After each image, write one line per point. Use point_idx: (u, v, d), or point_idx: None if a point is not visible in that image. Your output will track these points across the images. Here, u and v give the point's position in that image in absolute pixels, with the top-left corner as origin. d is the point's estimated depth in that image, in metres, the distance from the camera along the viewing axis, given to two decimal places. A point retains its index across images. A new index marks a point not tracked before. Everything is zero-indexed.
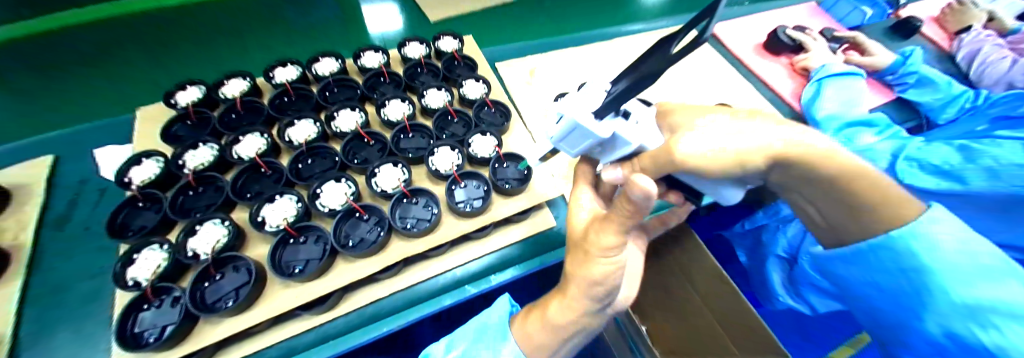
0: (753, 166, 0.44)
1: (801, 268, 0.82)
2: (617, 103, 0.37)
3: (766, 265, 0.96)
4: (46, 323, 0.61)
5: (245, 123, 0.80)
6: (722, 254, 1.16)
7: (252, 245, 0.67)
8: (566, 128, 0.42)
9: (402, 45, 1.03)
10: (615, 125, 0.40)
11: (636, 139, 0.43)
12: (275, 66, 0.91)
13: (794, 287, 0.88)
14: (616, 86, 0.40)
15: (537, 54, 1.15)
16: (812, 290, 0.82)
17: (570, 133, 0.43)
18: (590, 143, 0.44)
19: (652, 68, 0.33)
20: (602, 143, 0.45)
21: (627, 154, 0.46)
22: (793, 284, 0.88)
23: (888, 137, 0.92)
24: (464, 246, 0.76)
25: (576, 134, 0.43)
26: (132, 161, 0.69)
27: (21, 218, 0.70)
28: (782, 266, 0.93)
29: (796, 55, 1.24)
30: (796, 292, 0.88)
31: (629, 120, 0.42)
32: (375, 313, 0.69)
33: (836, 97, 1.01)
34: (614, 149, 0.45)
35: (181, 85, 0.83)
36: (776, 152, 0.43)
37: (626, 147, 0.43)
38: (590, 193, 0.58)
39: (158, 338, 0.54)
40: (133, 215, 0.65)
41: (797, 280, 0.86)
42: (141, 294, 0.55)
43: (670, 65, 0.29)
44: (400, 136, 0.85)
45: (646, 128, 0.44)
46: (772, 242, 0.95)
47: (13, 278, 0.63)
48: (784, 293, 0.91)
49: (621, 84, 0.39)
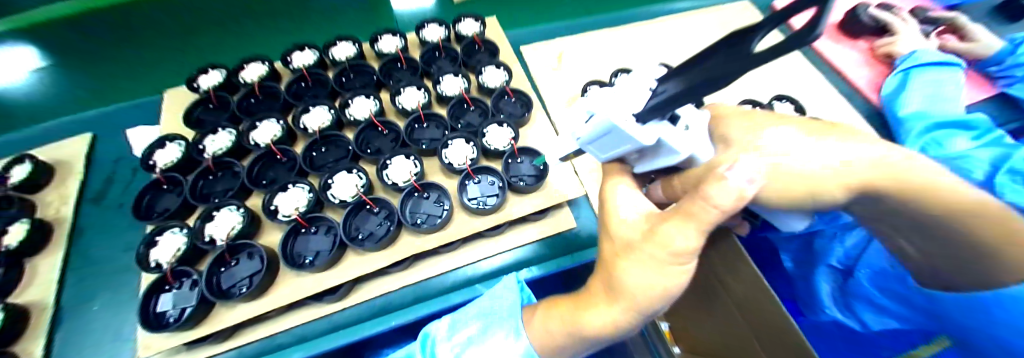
0: (830, 196, 0.34)
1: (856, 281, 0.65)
2: (667, 109, 0.30)
3: (808, 273, 0.74)
4: (84, 289, 0.72)
5: (263, 108, 0.82)
6: (758, 254, 0.86)
7: (266, 232, 0.68)
8: (598, 130, 0.36)
9: (420, 27, 0.98)
10: (661, 130, 0.34)
11: (686, 148, 0.36)
12: (293, 50, 0.90)
13: (846, 299, 0.68)
14: (664, 86, 0.34)
15: (567, 36, 1.05)
16: (867, 308, 0.66)
17: (602, 136, 0.37)
18: (629, 149, 0.37)
19: (717, 67, 0.25)
20: (642, 150, 0.39)
21: (672, 166, 0.40)
22: (843, 296, 0.69)
23: (989, 143, 0.67)
24: (477, 244, 0.72)
25: (611, 138, 0.36)
26: (156, 144, 0.74)
27: (62, 194, 0.81)
28: (833, 277, 0.71)
29: (878, 39, 1.04)
30: (847, 305, 0.68)
31: (677, 125, 0.35)
32: (384, 306, 0.67)
33: (926, 91, 0.83)
34: (656, 158, 0.39)
35: (203, 69, 0.85)
36: (865, 179, 0.33)
37: (673, 156, 0.36)
38: (631, 187, 0.44)
39: (178, 319, 0.58)
40: (157, 197, 0.70)
41: (850, 293, 0.68)
42: (162, 277, 0.59)
43: (748, 65, 0.21)
44: (415, 125, 0.82)
45: (698, 135, 0.37)
46: (822, 249, 0.73)
47: (57, 250, 0.74)
48: (833, 306, 0.70)
49: (671, 85, 0.32)
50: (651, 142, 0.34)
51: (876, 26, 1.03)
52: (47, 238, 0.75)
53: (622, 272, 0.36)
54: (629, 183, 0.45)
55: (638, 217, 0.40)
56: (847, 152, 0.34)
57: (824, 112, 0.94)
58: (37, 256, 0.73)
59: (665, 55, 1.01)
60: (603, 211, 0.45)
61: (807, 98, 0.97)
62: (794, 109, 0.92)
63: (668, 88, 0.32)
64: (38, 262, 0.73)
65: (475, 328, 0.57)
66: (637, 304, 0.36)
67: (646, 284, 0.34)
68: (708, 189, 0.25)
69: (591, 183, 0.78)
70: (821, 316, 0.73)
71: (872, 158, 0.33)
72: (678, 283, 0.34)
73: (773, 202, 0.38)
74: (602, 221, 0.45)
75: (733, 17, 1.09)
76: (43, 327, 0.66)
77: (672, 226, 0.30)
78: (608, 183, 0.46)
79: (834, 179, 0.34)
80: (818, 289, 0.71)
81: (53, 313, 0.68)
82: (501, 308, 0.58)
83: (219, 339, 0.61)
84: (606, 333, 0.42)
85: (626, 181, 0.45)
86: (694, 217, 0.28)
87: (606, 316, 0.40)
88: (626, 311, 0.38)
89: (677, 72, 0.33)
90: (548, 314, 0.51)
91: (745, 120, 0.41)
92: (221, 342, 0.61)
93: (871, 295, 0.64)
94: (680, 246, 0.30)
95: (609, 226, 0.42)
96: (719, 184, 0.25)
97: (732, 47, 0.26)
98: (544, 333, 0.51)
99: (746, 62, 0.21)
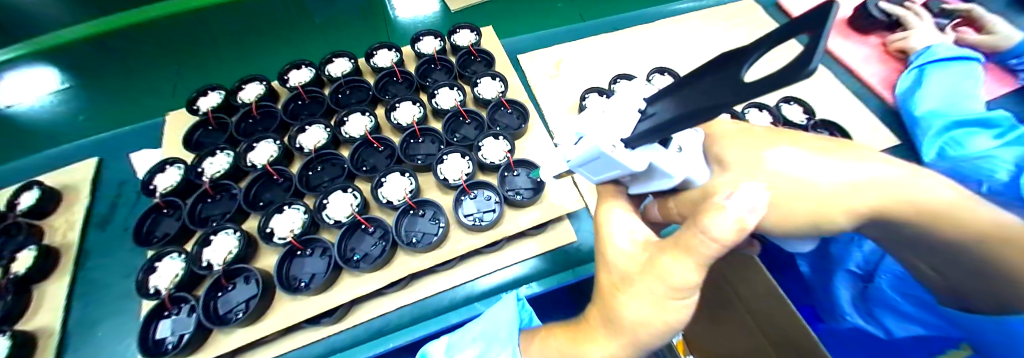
0: (831, 219, 0.33)
1: (876, 286, 0.64)
2: (656, 135, 0.30)
3: (826, 279, 0.71)
4: (97, 312, 0.75)
5: (261, 128, 0.83)
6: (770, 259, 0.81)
7: (263, 255, 0.68)
8: (587, 156, 0.37)
9: (415, 40, 0.97)
10: (650, 154, 0.33)
11: (681, 172, 0.35)
12: (290, 69, 0.90)
13: (867, 306, 0.65)
14: (654, 108, 0.33)
15: (565, 42, 1.03)
16: (889, 313, 0.63)
17: (592, 161, 0.37)
18: (619, 173, 0.38)
19: (709, 96, 0.24)
20: (635, 174, 0.38)
21: (668, 188, 0.39)
22: (864, 302, 0.66)
23: (1014, 141, 0.62)
24: (474, 261, 0.70)
25: (600, 163, 0.36)
26: (157, 168, 0.76)
27: (70, 219, 0.85)
28: (852, 282, 0.68)
29: (891, 34, 1.00)
30: (869, 312, 0.66)
31: (668, 148, 0.34)
32: (382, 327, 0.66)
33: (941, 90, 0.79)
34: (649, 182, 0.38)
35: (203, 91, 0.87)
36: (874, 203, 0.31)
37: (667, 180, 0.35)
38: (627, 211, 0.44)
39: (174, 345, 0.60)
40: (157, 221, 0.72)
41: (870, 299, 0.65)
42: (160, 303, 0.61)
43: (737, 98, 0.20)
44: (409, 140, 0.81)
45: (692, 157, 0.36)
46: (839, 254, 0.69)
47: (64, 275, 0.78)
48: (854, 313, 0.67)
49: (661, 107, 0.32)
50: (642, 168, 0.34)
51: (889, 20, 1.00)
52: (54, 263, 0.78)
53: (620, 304, 0.36)
54: (625, 206, 0.44)
55: (634, 246, 0.39)
56: (857, 169, 0.32)
57: (833, 113, 0.90)
58: (46, 282, 0.77)
59: (665, 58, 0.98)
60: (600, 238, 0.44)
61: (815, 98, 0.94)
62: (804, 111, 0.88)
63: (658, 110, 0.32)
64: (47, 287, 0.77)
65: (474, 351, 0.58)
66: (639, 338, 0.35)
67: (646, 317, 0.33)
68: (705, 220, 0.24)
69: (590, 194, 0.75)
70: (841, 324, 0.69)
71: (884, 176, 0.31)
72: (680, 316, 0.33)
73: (774, 222, 0.36)
74: (599, 249, 0.43)
75: (735, 17, 1.06)
76: (51, 351, 0.70)
77: (670, 258, 0.29)
78: (602, 206, 0.45)
79: (843, 200, 0.31)
80: (837, 296, 0.68)
81: (61, 337, 0.72)
82: (499, 331, 0.57)
83: None
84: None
85: (622, 204, 0.44)
86: (692, 249, 0.26)
87: (608, 350, 0.39)
88: (627, 343, 0.36)
89: (667, 92, 0.32)
90: (545, 345, 0.51)
91: (741, 136, 0.39)
92: None
93: (893, 301, 0.62)
94: (680, 279, 0.29)
95: (606, 256, 0.41)
96: (717, 214, 0.23)
97: (721, 70, 0.24)
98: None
99: (735, 93, 0.20)
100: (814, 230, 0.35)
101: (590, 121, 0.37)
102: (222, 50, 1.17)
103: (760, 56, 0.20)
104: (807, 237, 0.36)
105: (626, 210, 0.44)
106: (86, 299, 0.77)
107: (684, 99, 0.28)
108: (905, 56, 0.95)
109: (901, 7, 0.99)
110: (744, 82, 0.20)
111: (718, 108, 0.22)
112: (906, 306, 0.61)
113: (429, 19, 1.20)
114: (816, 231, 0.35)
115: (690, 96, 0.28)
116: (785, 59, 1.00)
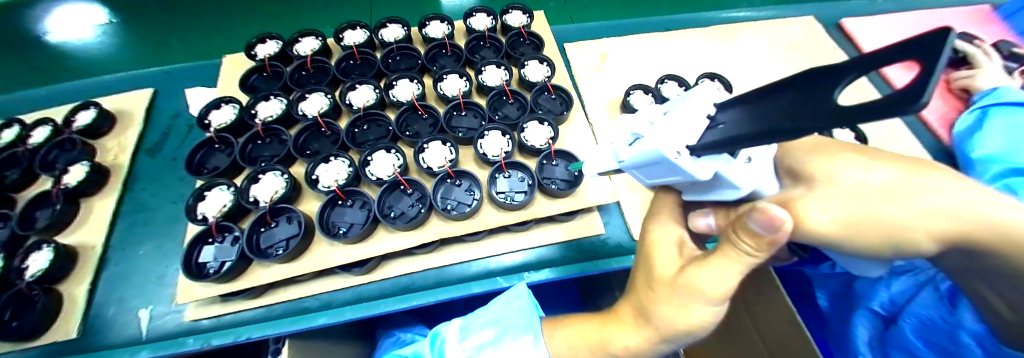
0: (906, 247, 0.32)
1: (898, 328, 0.63)
2: (723, 148, 0.30)
3: (845, 316, 0.70)
4: (139, 236, 0.80)
5: (313, 81, 0.86)
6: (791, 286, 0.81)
7: (305, 200, 0.71)
8: (646, 158, 0.36)
9: (469, 16, 0.98)
10: (718, 163, 0.33)
11: (750, 183, 0.35)
12: (345, 28, 0.93)
13: (884, 348, 0.64)
14: (721, 115, 0.33)
15: (615, 37, 1.03)
16: None
17: (650, 164, 0.37)
18: (678, 179, 0.38)
19: (798, 104, 0.24)
20: (695, 182, 0.38)
21: (730, 200, 0.38)
22: (881, 344, 0.64)
23: None
24: (501, 236, 0.72)
25: (659, 167, 0.36)
26: (213, 105, 0.80)
27: (122, 142, 0.90)
28: (872, 322, 0.66)
29: (956, 71, 0.97)
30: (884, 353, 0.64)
31: (737, 159, 0.34)
32: (408, 286, 0.68)
33: (1007, 132, 0.77)
34: (711, 191, 0.38)
35: (263, 38, 0.91)
36: (945, 230, 0.31)
37: (733, 191, 0.35)
38: (664, 223, 0.44)
39: (217, 270, 0.63)
40: (208, 155, 0.76)
41: (889, 342, 0.63)
42: (207, 229, 0.65)
43: (829, 117, 0.20)
44: (453, 112, 0.82)
45: (761, 168, 0.35)
46: (864, 291, 0.69)
47: (112, 192, 0.83)
48: (868, 353, 0.64)
49: (733, 115, 0.32)
50: (706, 177, 0.34)
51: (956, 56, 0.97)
52: (104, 181, 0.83)
53: (654, 303, 0.39)
54: (671, 218, 0.44)
55: (674, 252, 0.41)
56: (945, 195, 0.31)
57: (885, 144, 0.87)
58: (93, 197, 0.82)
59: (715, 66, 0.97)
60: (643, 239, 0.46)
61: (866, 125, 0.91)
62: (855, 137, 0.85)
63: (729, 119, 0.32)
64: (94, 201, 0.82)
65: (487, 335, 0.56)
66: (671, 330, 0.39)
67: (676, 316, 0.38)
68: (748, 226, 0.28)
69: (624, 190, 0.76)
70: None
71: (959, 204, 0.31)
72: (712, 315, 0.37)
73: (849, 244, 0.34)
74: (640, 247, 0.46)
75: (792, 34, 1.04)
76: (93, 264, 0.75)
77: (716, 264, 0.32)
78: (653, 221, 0.45)
79: (912, 224, 0.31)
80: (853, 334, 0.67)
81: (102, 252, 0.76)
82: (513, 319, 0.56)
83: (252, 295, 0.64)
84: (632, 353, 0.46)
85: (673, 217, 0.44)
86: (730, 258, 0.32)
87: (637, 337, 0.44)
88: (661, 335, 0.41)
89: (741, 101, 0.32)
90: (569, 333, 0.53)
91: (813, 152, 0.38)
92: (252, 299, 0.65)
93: (913, 346, 0.61)
94: (720, 281, 0.33)
95: (648, 257, 0.43)
96: (758, 218, 0.27)
97: (802, 85, 0.25)
98: (570, 350, 0.52)
99: (822, 115, 0.21)
100: (882, 249, 0.33)
101: (648, 124, 0.37)
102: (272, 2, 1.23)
103: (856, 77, 0.20)
104: (871, 256, 0.35)
105: (677, 220, 0.44)
106: (132, 218, 0.82)
107: (761, 110, 0.28)
108: (968, 96, 0.93)
109: (971, 44, 0.96)
110: (832, 106, 0.20)
111: (802, 128, 0.22)
112: (926, 352, 0.60)
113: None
114: (880, 253, 0.34)
115: (765, 109, 0.28)
116: None
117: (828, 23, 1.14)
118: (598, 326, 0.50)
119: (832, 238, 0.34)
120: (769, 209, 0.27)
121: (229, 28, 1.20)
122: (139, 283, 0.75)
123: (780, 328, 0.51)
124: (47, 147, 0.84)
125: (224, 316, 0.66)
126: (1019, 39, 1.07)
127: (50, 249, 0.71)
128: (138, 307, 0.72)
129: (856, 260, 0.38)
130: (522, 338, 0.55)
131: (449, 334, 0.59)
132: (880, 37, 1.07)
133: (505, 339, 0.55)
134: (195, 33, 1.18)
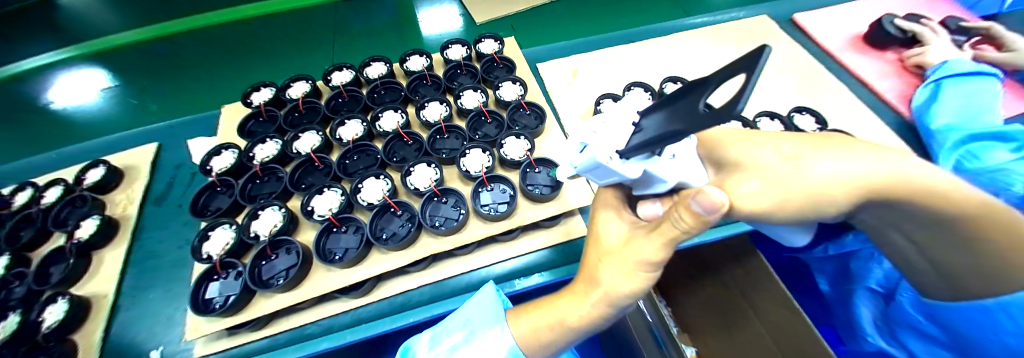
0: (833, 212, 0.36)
1: (898, 304, 0.61)
2: (644, 149, 0.33)
3: (847, 298, 0.73)
4: (148, 280, 0.84)
5: (305, 121, 0.93)
6: (794, 279, 0.90)
7: (302, 231, 0.76)
8: (588, 165, 0.39)
9: (445, 48, 1.07)
10: (645, 163, 0.37)
11: (674, 176, 0.39)
12: (333, 70, 1.01)
13: (889, 328, 0.65)
14: (646, 120, 0.36)
15: (584, 52, 1.10)
16: (912, 335, 0.61)
17: (593, 169, 0.40)
18: (618, 179, 0.41)
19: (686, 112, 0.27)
20: (634, 180, 0.41)
21: (663, 192, 0.43)
22: (886, 324, 0.65)
23: None
24: (491, 248, 0.75)
25: (601, 171, 0.39)
26: (214, 152, 0.86)
27: (129, 194, 0.96)
28: (874, 302, 0.69)
29: (908, 50, 1.04)
30: (892, 333, 0.65)
31: (662, 157, 0.37)
32: (404, 304, 0.71)
33: (959, 103, 0.81)
34: (648, 187, 0.41)
35: (258, 87, 0.99)
36: (872, 187, 0.35)
37: (661, 185, 0.39)
38: (611, 208, 0.48)
39: (222, 304, 0.66)
40: (211, 198, 0.81)
41: (893, 320, 0.63)
42: (212, 266, 0.69)
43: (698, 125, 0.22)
44: (436, 136, 0.88)
45: (685, 163, 0.39)
46: (860, 271, 0.71)
47: (122, 241, 0.88)
48: (876, 334, 0.67)
49: (653, 120, 0.34)
50: (636, 175, 0.37)
51: (906, 37, 1.02)
52: (114, 233, 0.88)
53: (601, 272, 0.45)
54: (614, 212, 0.47)
55: (619, 232, 0.46)
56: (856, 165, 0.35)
57: (847, 124, 0.91)
58: (104, 249, 0.87)
59: (679, 69, 1.03)
60: (592, 224, 0.50)
61: (829, 108, 0.95)
62: (816, 121, 0.90)
63: (649, 124, 0.35)
64: (105, 253, 0.86)
65: (458, 336, 0.58)
66: (615, 297, 0.45)
67: (620, 282, 0.43)
68: (691, 207, 0.30)
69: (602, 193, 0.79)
70: (863, 346, 0.70)
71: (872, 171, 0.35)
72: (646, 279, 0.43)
73: (785, 215, 0.37)
74: (591, 229, 0.50)
75: (747, 34, 1.11)
76: (104, 311, 0.78)
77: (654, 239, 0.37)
78: (600, 214, 0.49)
79: (827, 190, 0.35)
80: (857, 315, 0.69)
81: (114, 299, 0.80)
82: (482, 315, 0.58)
83: (255, 327, 0.67)
84: (586, 324, 0.49)
85: (614, 212, 0.48)
86: (665, 234, 0.36)
87: (582, 311, 0.48)
88: (608, 303, 0.46)
89: (661, 106, 0.35)
90: (533, 317, 0.54)
91: (742, 142, 0.43)
92: (256, 331, 0.68)
93: (916, 321, 0.58)
94: (648, 253, 0.39)
95: (597, 236, 0.48)
96: (706, 196, 0.28)
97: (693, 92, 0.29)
98: (531, 332, 0.54)
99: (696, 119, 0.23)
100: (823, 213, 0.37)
101: (591, 134, 0.38)
102: (267, 50, 1.34)
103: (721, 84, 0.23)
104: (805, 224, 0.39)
105: (618, 213, 0.47)
106: (141, 265, 0.86)
107: (672, 114, 0.31)
108: (921, 71, 0.98)
109: (917, 24, 1.02)
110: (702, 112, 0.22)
111: (687, 130, 0.24)
112: (931, 326, 0.57)
113: (457, 31, 1.31)
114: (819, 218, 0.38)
115: (676, 114, 0.30)
116: (796, 73, 1.03)
117: (782, 19, 1.22)
118: (556, 305, 0.53)
119: (769, 210, 0.37)
120: (704, 193, 0.29)
121: (225, 76, 1.29)
122: (149, 325, 0.78)
123: (782, 319, 0.55)
124: (59, 205, 0.90)
125: (231, 349, 0.68)
126: (966, 14, 1.14)
127: (63, 301, 0.75)
128: (148, 349, 0.75)
129: (784, 230, 0.43)
130: (493, 329, 0.57)
131: (420, 344, 0.61)
132: (831, 27, 1.15)
133: (474, 337, 0.57)
134: (195, 83, 1.28)
